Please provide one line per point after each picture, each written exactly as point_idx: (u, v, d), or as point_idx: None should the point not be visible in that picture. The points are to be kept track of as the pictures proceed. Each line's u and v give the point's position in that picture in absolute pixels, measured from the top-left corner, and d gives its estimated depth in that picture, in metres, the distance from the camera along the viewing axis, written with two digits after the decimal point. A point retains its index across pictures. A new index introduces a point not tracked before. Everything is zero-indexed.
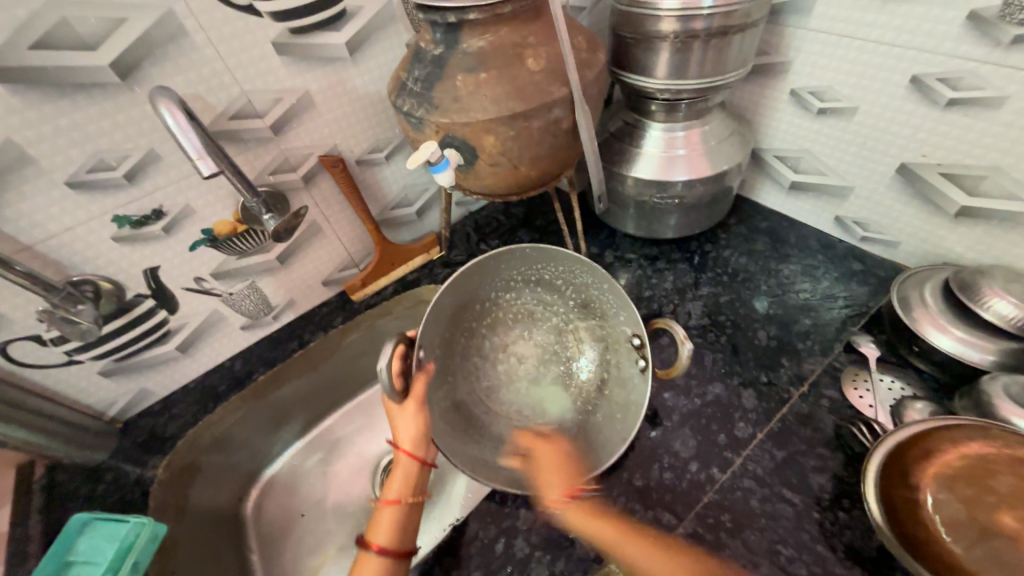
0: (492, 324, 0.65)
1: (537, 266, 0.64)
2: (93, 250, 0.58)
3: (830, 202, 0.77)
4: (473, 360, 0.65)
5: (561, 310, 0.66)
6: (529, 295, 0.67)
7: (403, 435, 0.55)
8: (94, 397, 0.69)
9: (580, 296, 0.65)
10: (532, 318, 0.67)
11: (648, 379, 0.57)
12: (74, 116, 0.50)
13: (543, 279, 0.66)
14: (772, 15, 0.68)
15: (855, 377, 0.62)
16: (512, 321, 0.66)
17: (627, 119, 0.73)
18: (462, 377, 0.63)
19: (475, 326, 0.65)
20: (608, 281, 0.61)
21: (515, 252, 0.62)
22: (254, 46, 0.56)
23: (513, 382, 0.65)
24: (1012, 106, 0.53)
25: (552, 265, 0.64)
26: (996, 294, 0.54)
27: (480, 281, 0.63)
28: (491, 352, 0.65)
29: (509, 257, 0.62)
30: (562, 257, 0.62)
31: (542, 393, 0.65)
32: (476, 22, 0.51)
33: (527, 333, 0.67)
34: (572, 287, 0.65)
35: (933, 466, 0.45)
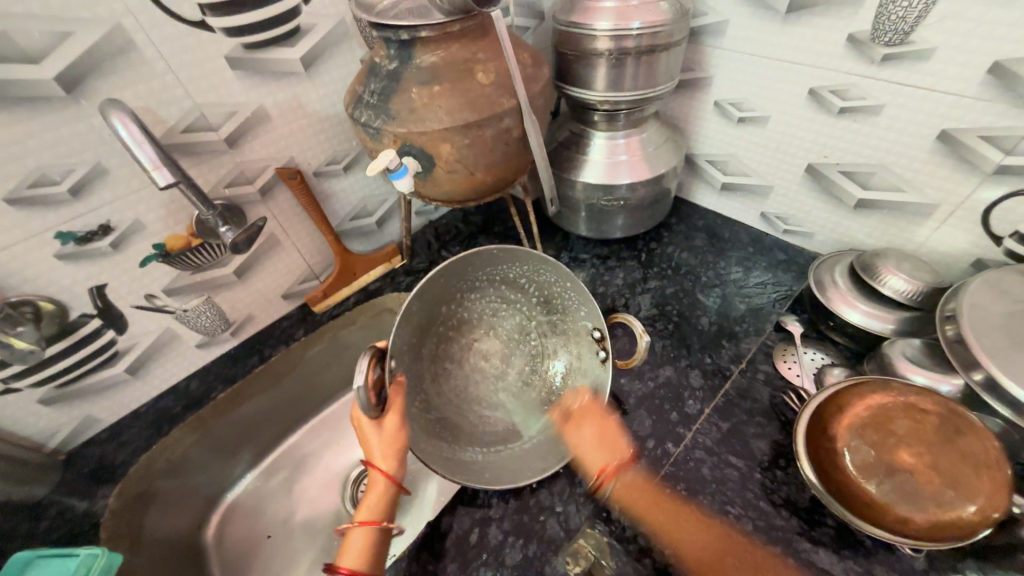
0: (458, 326, 0.65)
1: (500, 266, 0.63)
2: (33, 269, 0.55)
3: (755, 200, 0.86)
4: (441, 364, 0.63)
5: (523, 308, 0.67)
6: (492, 295, 0.66)
7: (377, 455, 0.50)
8: (32, 427, 0.64)
9: (542, 292, 0.66)
10: (496, 317, 0.67)
11: (611, 371, 0.61)
12: (13, 131, 0.48)
13: (506, 278, 0.65)
14: (694, 36, 0.76)
15: (784, 352, 0.69)
16: (477, 321, 0.66)
17: (573, 129, 0.79)
18: (431, 384, 0.61)
19: (442, 330, 0.63)
20: (571, 278, 0.63)
21: (480, 254, 0.60)
22: (206, 61, 0.57)
23: (482, 381, 0.65)
24: (888, 114, 0.63)
25: (516, 264, 0.64)
26: (890, 271, 0.63)
27: (447, 284, 0.61)
28: (458, 354, 0.65)
29: (473, 259, 0.61)
30: (526, 256, 0.62)
31: (512, 390, 0.66)
32: (427, 39, 0.54)
33: (492, 332, 0.67)
34: (534, 284, 0.66)
35: (845, 419, 0.52)
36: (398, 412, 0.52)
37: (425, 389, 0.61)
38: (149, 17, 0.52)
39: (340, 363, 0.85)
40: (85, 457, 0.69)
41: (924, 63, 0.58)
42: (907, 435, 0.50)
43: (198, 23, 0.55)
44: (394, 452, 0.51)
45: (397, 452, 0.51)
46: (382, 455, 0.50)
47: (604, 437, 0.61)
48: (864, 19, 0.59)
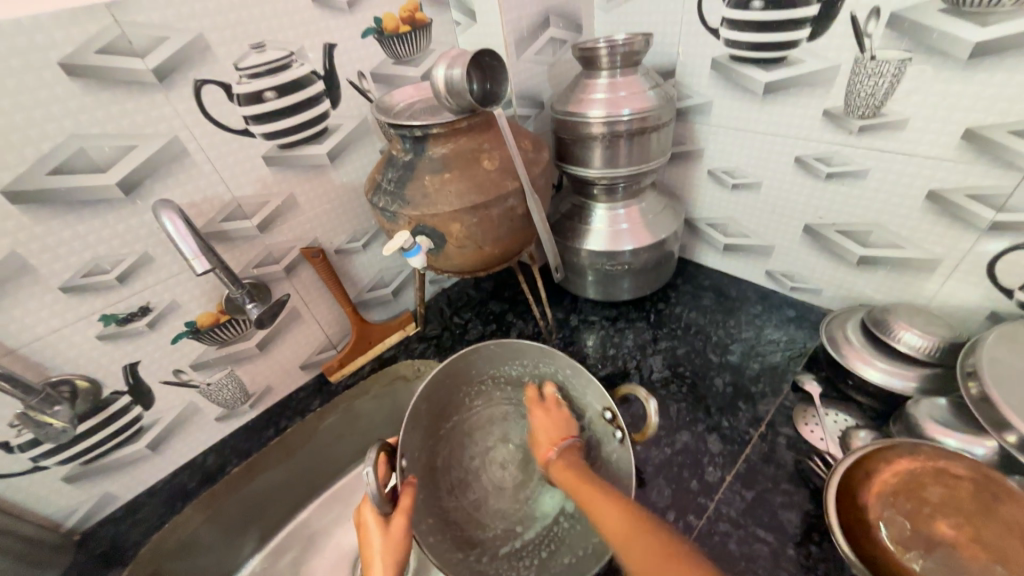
0: (469, 432, 0.65)
1: (504, 364, 0.65)
2: (76, 350, 0.60)
3: (758, 259, 0.88)
4: (457, 472, 0.63)
5: (531, 404, 0.66)
6: (500, 397, 0.67)
7: (374, 567, 0.46)
8: (54, 505, 0.65)
9: (547, 385, 0.65)
10: (508, 419, 0.67)
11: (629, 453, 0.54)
12: (77, 228, 0.55)
13: (510, 377, 0.66)
14: (683, 115, 0.83)
15: (805, 414, 0.67)
16: (488, 425, 0.66)
17: (575, 201, 0.85)
18: (447, 493, 0.60)
19: (453, 433, 0.64)
20: (568, 366, 0.61)
21: (479, 352, 0.62)
22: (246, 160, 0.65)
23: (503, 489, 0.63)
24: (874, 177, 0.67)
25: (516, 361, 0.65)
26: (903, 328, 0.63)
27: (452, 384, 0.63)
28: (473, 461, 0.64)
29: (474, 359, 0.63)
30: (525, 350, 0.63)
31: (535, 497, 0.62)
32: (438, 135, 0.61)
33: (506, 436, 0.66)
34: (538, 377, 0.65)
35: (874, 485, 0.50)
36: (404, 513, 0.49)
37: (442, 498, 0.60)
38: (201, 128, 0.60)
39: (352, 438, 0.84)
40: (99, 537, 0.69)
41: (899, 132, 0.62)
42: (941, 503, 0.48)
43: (242, 130, 0.63)
44: (392, 564, 0.46)
45: (395, 564, 0.47)
46: (380, 565, 0.46)
47: (547, 422, 0.57)
48: (837, 96, 0.65)
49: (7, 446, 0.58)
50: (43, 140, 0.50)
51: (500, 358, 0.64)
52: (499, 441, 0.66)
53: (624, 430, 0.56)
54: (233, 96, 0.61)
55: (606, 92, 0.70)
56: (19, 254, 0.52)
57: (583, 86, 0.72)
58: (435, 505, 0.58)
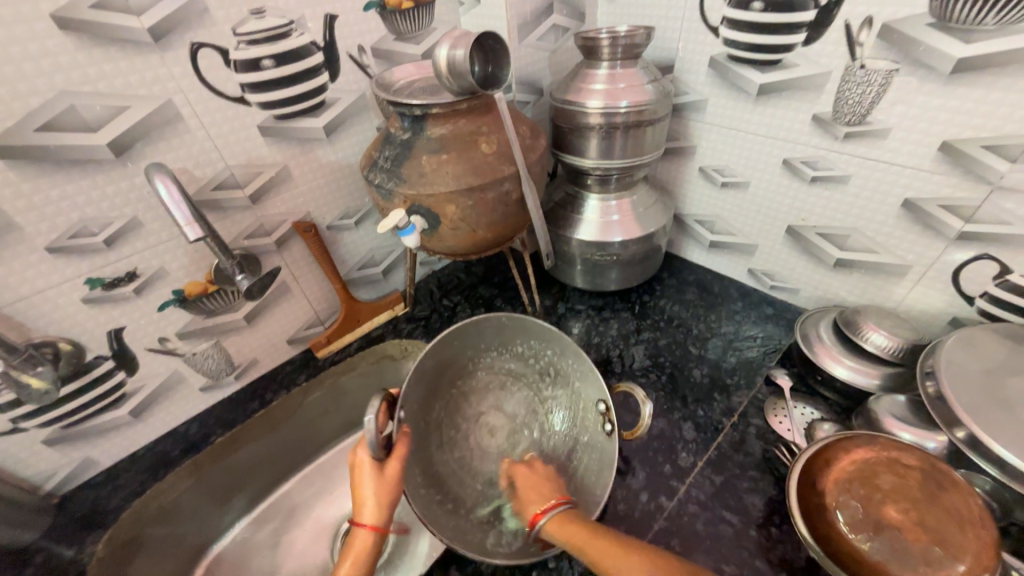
0: (469, 394, 0.68)
1: (510, 338, 0.67)
2: (61, 312, 0.59)
3: (741, 257, 0.91)
4: (450, 431, 0.65)
5: (529, 381, 0.69)
6: (501, 368, 0.69)
7: (365, 507, 0.49)
8: (34, 468, 0.65)
9: (548, 366, 0.67)
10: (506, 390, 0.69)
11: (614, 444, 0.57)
12: (65, 188, 0.54)
13: (515, 351, 0.69)
14: (678, 111, 0.85)
15: (775, 406, 0.71)
16: (487, 391, 0.68)
17: (568, 190, 0.86)
18: (437, 448, 0.63)
19: (452, 390, 0.66)
20: (575, 351, 0.63)
21: (489, 321, 0.65)
22: (239, 129, 0.64)
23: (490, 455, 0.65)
24: (855, 183, 0.69)
25: (524, 338, 0.67)
26: (872, 328, 0.67)
27: (457, 345, 0.64)
28: (468, 422, 0.66)
29: (483, 326, 0.65)
30: (533, 328, 0.66)
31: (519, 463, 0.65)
32: (437, 115, 0.61)
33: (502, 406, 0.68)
34: (540, 358, 0.67)
35: (832, 472, 0.53)
36: (400, 458, 0.51)
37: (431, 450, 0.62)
38: (196, 93, 0.59)
39: (341, 411, 0.85)
40: (79, 500, 0.69)
41: (882, 141, 0.64)
42: (892, 490, 0.51)
43: (238, 98, 0.62)
44: (382, 505, 0.49)
45: (387, 505, 0.49)
46: (372, 505, 0.49)
47: (537, 483, 0.55)
48: (826, 102, 0.67)
49: None
50: (31, 95, 0.49)
51: (510, 332, 0.67)
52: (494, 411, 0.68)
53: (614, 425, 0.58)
54: (230, 63, 0.60)
55: (605, 83, 0.70)
56: (4, 211, 0.51)
57: (582, 76, 0.73)
58: (425, 456, 0.61)
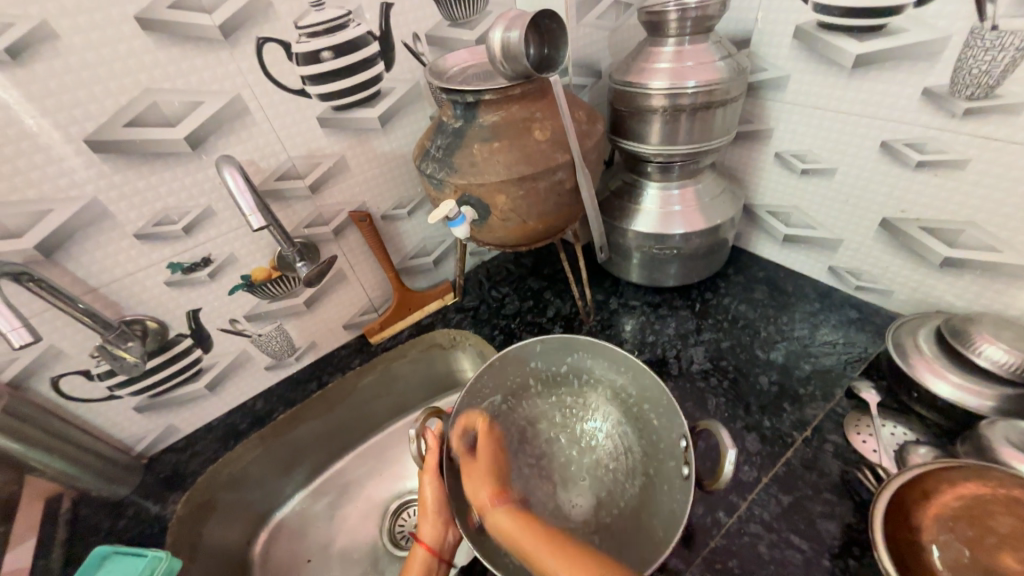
0: (527, 419, 0.68)
1: (556, 358, 0.68)
2: (148, 292, 0.65)
3: (822, 253, 0.82)
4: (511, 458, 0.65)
5: (556, 404, 0.70)
6: (526, 408, 0.69)
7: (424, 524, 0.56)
8: (127, 431, 0.73)
9: (562, 376, 0.69)
10: (562, 414, 0.69)
11: (690, 487, 0.49)
12: (150, 179, 0.59)
13: (529, 386, 0.69)
14: (752, 91, 0.77)
15: (857, 423, 0.63)
16: (541, 416, 0.69)
17: (626, 179, 0.81)
18: None
19: (508, 420, 0.67)
20: (577, 345, 0.67)
21: (492, 369, 0.65)
22: (300, 121, 0.66)
23: (561, 483, 0.63)
24: (975, 168, 0.59)
25: (531, 363, 0.68)
26: (987, 340, 0.57)
27: (506, 374, 0.67)
28: (529, 450, 0.66)
29: (527, 353, 0.67)
30: (579, 343, 0.67)
31: (593, 485, 0.62)
32: (490, 101, 0.59)
33: (558, 431, 0.68)
34: (551, 372, 0.69)
35: (933, 506, 0.47)
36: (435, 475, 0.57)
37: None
38: (261, 86, 0.61)
39: (389, 396, 0.87)
40: (163, 462, 0.77)
41: (1015, 117, 0.53)
42: (1008, 534, 0.44)
43: (299, 91, 0.64)
44: (436, 523, 0.56)
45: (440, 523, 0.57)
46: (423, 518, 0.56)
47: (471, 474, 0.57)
48: (942, 72, 0.57)
49: (88, 373, 0.65)
50: (120, 92, 0.53)
51: (515, 366, 0.67)
52: (552, 440, 0.68)
53: (688, 436, 0.52)
54: (292, 55, 0.62)
55: (671, 61, 0.65)
56: (99, 199, 0.56)
57: (646, 55, 0.67)
58: None
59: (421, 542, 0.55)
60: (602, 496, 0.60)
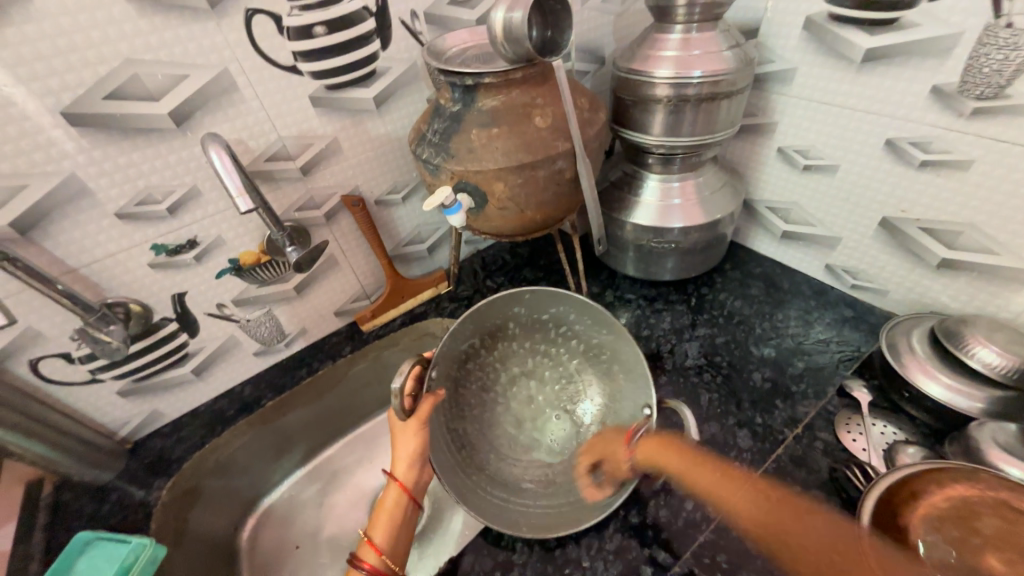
0: (500, 358, 0.67)
1: (540, 306, 0.66)
2: (130, 274, 0.63)
3: (819, 250, 0.81)
4: (478, 395, 0.66)
5: (528, 343, 0.68)
6: (499, 347, 0.67)
7: (398, 466, 0.56)
8: (110, 415, 0.71)
9: (540, 321, 0.67)
10: (535, 356, 0.68)
11: (642, 453, 0.56)
12: (132, 156, 0.56)
13: (505, 328, 0.67)
14: (758, 83, 0.75)
15: (848, 421, 0.63)
16: (512, 355, 0.68)
17: (626, 170, 0.79)
18: (477, 456, 0.63)
19: (481, 361, 0.66)
20: (563, 300, 0.64)
21: (469, 318, 0.62)
22: (291, 100, 0.63)
23: (523, 419, 0.66)
24: (979, 169, 0.58)
25: (510, 308, 0.65)
26: (980, 342, 0.57)
27: (486, 318, 0.64)
28: (497, 389, 0.67)
29: (512, 299, 0.64)
30: (568, 298, 0.64)
31: (551, 428, 0.66)
32: (490, 85, 0.57)
33: (529, 372, 0.68)
34: (530, 316, 0.67)
35: (921, 507, 0.47)
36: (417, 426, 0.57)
37: (460, 419, 0.64)
38: (250, 62, 0.58)
39: (380, 383, 0.87)
40: (148, 447, 0.75)
41: (1023, 119, 0.53)
42: (992, 536, 0.46)
43: (290, 68, 0.61)
44: (412, 465, 0.57)
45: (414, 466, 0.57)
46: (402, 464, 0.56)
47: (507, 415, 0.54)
48: (952, 70, 0.56)
49: (69, 356, 0.63)
50: (99, 63, 0.50)
51: (493, 311, 0.64)
52: (522, 378, 0.68)
53: (653, 407, 0.58)
54: (283, 29, 0.59)
55: (678, 49, 0.63)
56: (77, 176, 0.54)
57: (652, 41, 0.65)
58: (470, 468, 0.61)
59: (395, 481, 0.56)
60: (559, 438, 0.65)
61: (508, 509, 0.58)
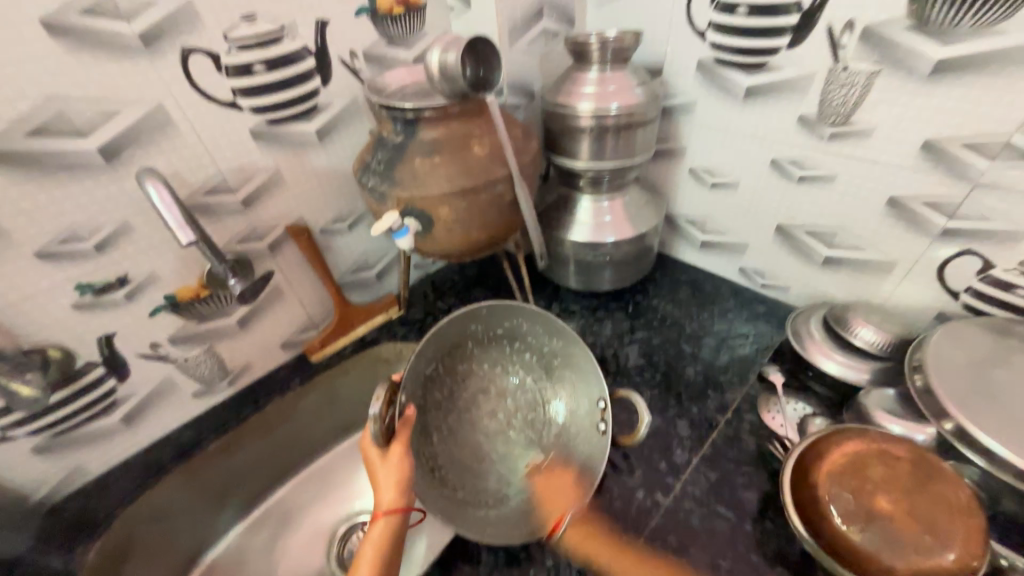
0: (459, 376, 0.66)
1: (495, 321, 0.67)
2: (51, 317, 0.59)
3: (733, 256, 0.92)
4: (442, 418, 0.64)
5: (486, 358, 0.68)
6: (458, 366, 0.66)
7: (384, 494, 0.50)
8: (22, 477, 0.64)
9: (495, 335, 0.68)
10: (493, 371, 0.68)
11: (608, 441, 0.61)
12: (55, 193, 0.54)
13: (463, 347, 0.66)
14: (667, 114, 0.86)
15: (768, 402, 0.71)
16: (471, 372, 0.67)
17: (561, 192, 0.86)
18: (450, 475, 0.61)
19: (440, 382, 0.64)
20: (518, 313, 0.66)
21: (431, 340, 0.61)
22: (230, 133, 0.64)
23: (486, 434, 0.66)
24: (841, 181, 0.71)
25: (469, 326, 0.65)
26: (860, 323, 0.68)
27: (445, 338, 0.63)
28: (458, 407, 0.66)
29: (470, 316, 0.65)
30: (521, 310, 0.66)
31: (519, 438, 0.66)
32: (430, 118, 0.61)
33: (487, 386, 0.68)
34: (486, 332, 0.68)
35: (824, 464, 0.54)
36: (402, 443, 0.53)
37: (426, 441, 0.62)
38: (187, 97, 0.59)
39: (333, 414, 0.86)
40: (69, 509, 0.68)
41: (866, 140, 0.66)
42: (881, 481, 0.52)
43: (229, 102, 0.62)
44: (399, 490, 0.50)
45: (404, 489, 0.51)
46: (390, 490, 0.50)
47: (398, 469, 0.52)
48: (811, 103, 0.68)
49: None
50: (20, 100, 0.49)
51: (452, 331, 0.64)
52: (481, 393, 0.67)
53: (606, 399, 0.63)
54: (221, 67, 0.60)
55: (596, 86, 0.71)
56: None
57: (573, 79, 0.73)
58: (446, 488, 0.60)
59: (381, 512, 0.49)
60: (529, 448, 0.66)
61: (489, 524, 0.58)
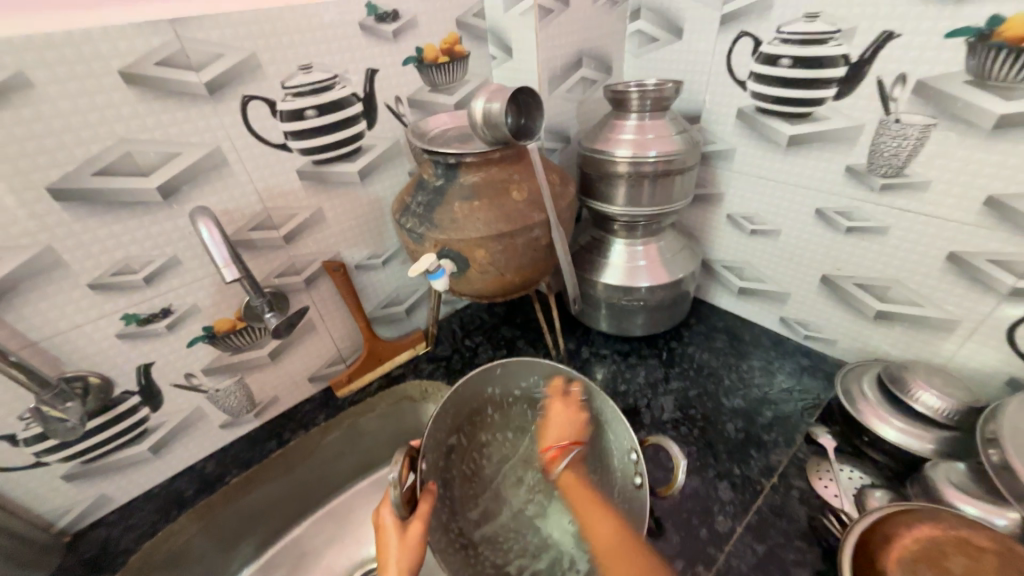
0: (480, 447, 0.64)
1: (512, 382, 0.65)
2: (95, 346, 0.60)
3: (773, 304, 0.89)
4: (469, 489, 0.62)
5: (508, 423, 0.66)
6: (480, 434, 0.65)
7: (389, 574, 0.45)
8: (49, 504, 0.64)
9: (514, 397, 0.67)
10: (517, 438, 0.66)
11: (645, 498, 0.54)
12: (114, 228, 0.56)
13: (483, 414, 0.65)
14: (704, 161, 0.86)
15: (818, 468, 0.66)
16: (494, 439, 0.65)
17: (594, 235, 0.86)
18: (484, 552, 0.57)
19: (463, 451, 0.63)
20: (534, 371, 0.65)
21: (449, 407, 0.59)
22: (279, 172, 0.66)
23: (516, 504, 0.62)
24: (895, 234, 0.67)
25: (487, 390, 0.64)
26: (920, 387, 0.63)
27: (463, 406, 0.62)
28: (482, 480, 0.63)
29: (486, 378, 0.63)
30: (537, 366, 0.65)
31: None
32: (471, 163, 0.62)
33: (512, 454, 0.65)
34: (505, 394, 0.66)
35: (896, 550, 0.49)
36: (421, 519, 0.49)
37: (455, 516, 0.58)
38: (243, 140, 0.62)
39: (357, 454, 0.82)
40: (89, 540, 0.67)
41: (922, 193, 0.63)
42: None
43: (280, 145, 0.65)
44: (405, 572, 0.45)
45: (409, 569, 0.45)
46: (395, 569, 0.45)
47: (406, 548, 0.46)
48: (860, 153, 0.66)
49: (13, 438, 0.58)
50: (93, 143, 0.52)
51: (471, 397, 0.62)
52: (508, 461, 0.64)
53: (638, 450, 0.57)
54: (276, 112, 0.63)
55: (634, 133, 0.72)
56: (54, 248, 0.53)
57: (611, 126, 0.74)
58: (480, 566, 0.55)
59: None
60: None
61: None
